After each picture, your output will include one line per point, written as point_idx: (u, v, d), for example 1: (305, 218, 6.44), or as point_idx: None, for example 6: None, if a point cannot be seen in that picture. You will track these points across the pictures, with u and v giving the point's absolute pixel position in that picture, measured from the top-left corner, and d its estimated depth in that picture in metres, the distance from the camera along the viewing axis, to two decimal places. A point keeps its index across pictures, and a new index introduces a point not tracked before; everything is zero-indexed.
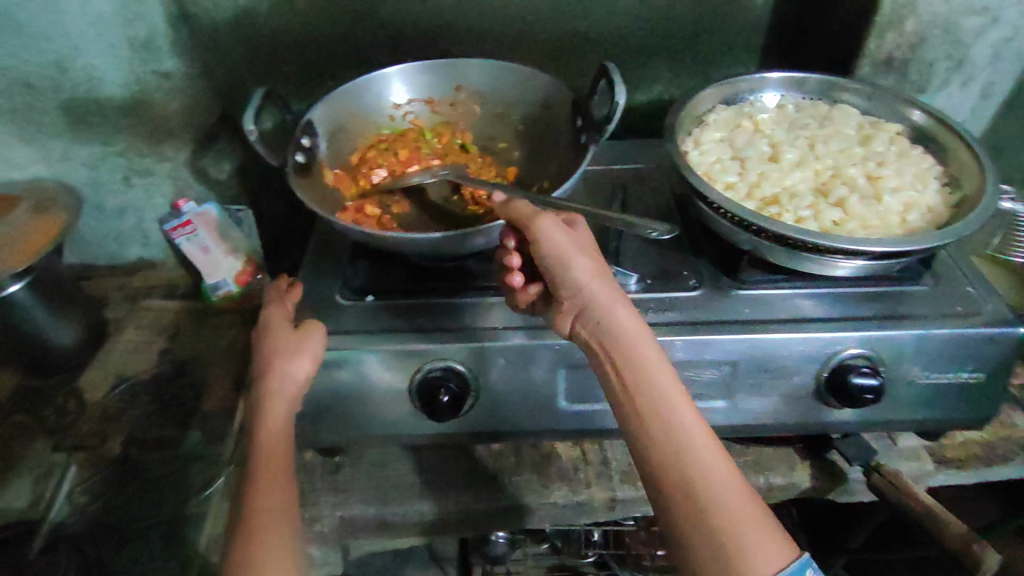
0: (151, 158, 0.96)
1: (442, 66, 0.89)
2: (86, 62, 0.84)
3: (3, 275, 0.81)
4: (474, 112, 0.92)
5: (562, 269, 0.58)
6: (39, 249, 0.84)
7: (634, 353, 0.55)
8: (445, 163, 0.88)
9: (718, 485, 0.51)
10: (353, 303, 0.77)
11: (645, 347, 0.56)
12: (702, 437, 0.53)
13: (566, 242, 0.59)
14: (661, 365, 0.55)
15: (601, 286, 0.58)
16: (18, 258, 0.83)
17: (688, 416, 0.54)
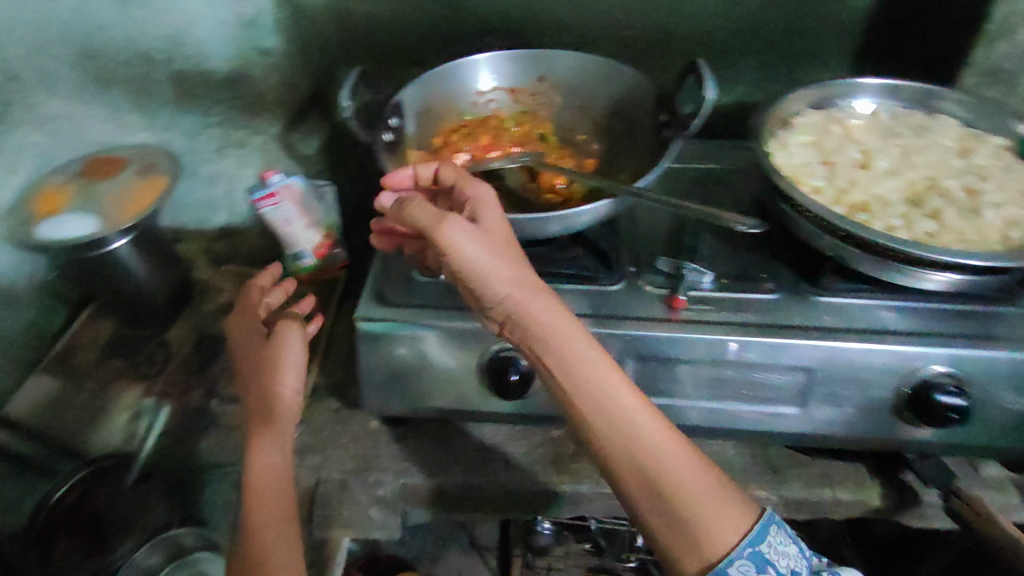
0: (246, 130, 1.00)
1: (529, 58, 0.91)
2: (198, 36, 0.90)
3: (112, 229, 0.89)
4: (555, 102, 0.93)
5: (481, 281, 0.60)
6: (146, 210, 0.91)
7: (566, 354, 0.58)
8: (525, 151, 0.90)
9: (673, 468, 0.56)
10: (429, 279, 0.80)
11: (575, 347, 0.58)
12: (647, 427, 0.57)
13: (478, 251, 0.60)
14: (597, 366, 0.58)
15: (522, 289, 0.60)
16: (126, 215, 0.91)
17: (634, 407, 0.57)
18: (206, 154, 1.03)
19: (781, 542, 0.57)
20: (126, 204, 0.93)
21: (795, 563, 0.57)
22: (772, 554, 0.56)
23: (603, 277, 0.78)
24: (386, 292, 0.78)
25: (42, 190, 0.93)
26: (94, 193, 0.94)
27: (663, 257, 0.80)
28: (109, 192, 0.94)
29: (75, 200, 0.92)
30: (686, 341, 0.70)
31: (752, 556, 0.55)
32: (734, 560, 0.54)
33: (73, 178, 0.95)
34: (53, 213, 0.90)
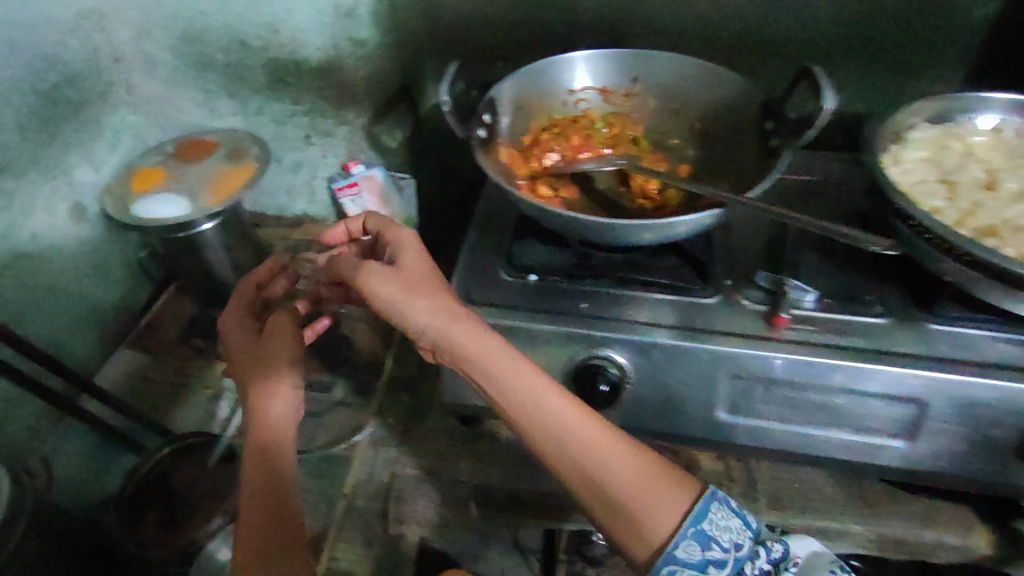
0: (333, 121, 0.99)
1: (624, 58, 0.87)
2: (295, 24, 0.88)
3: (205, 212, 0.91)
4: (648, 105, 0.89)
5: (399, 315, 0.62)
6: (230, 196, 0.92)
7: (490, 373, 0.59)
8: (615, 154, 0.87)
9: (604, 459, 0.57)
10: (515, 280, 0.78)
11: (497, 365, 0.59)
12: (578, 429, 0.57)
13: (393, 290, 0.62)
14: (516, 375, 0.59)
15: (439, 310, 0.61)
16: (218, 200, 0.92)
17: (555, 405, 0.58)
18: (292, 141, 1.03)
19: (723, 519, 0.56)
20: (212, 190, 0.94)
21: (739, 539, 0.55)
22: (715, 531, 0.55)
23: (696, 289, 0.75)
24: (473, 291, 0.77)
25: (139, 171, 0.96)
26: (185, 177, 0.96)
27: (760, 270, 0.76)
28: (199, 177, 0.96)
29: (168, 184, 0.95)
30: (789, 362, 0.67)
31: (696, 534, 0.54)
32: (680, 542, 0.54)
33: (169, 161, 0.98)
34: (146, 193, 0.92)
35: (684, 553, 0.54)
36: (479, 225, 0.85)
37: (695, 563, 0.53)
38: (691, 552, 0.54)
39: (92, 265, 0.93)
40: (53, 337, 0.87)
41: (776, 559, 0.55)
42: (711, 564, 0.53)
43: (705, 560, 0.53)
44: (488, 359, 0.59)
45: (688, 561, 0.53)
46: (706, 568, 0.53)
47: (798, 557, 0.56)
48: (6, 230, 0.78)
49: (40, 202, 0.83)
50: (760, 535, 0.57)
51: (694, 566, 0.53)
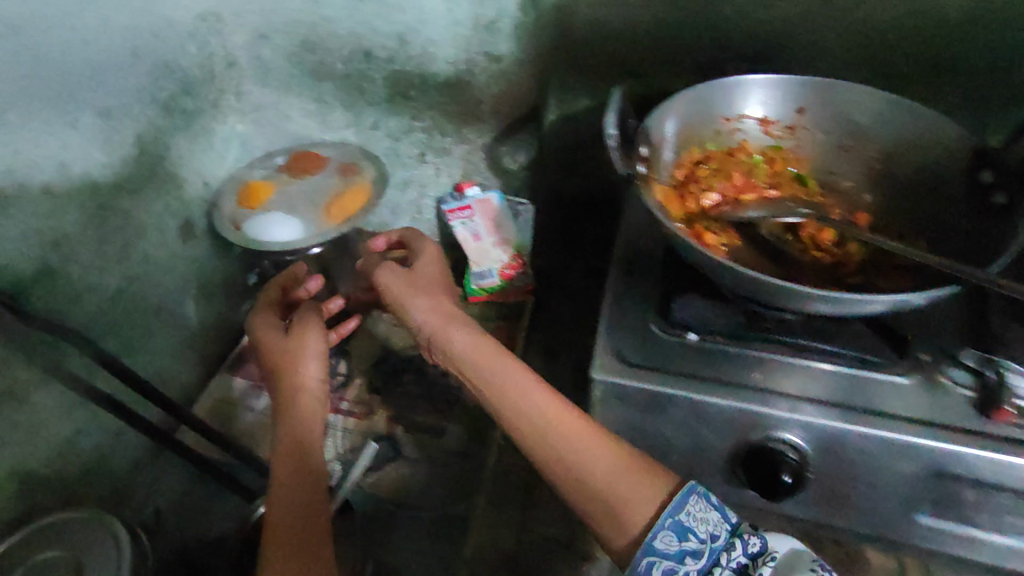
0: (452, 138, 0.92)
1: (793, 86, 0.76)
2: (428, 37, 0.81)
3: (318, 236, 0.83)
4: (816, 139, 0.79)
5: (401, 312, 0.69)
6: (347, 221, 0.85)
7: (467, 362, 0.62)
8: (780, 194, 0.77)
9: (576, 442, 0.55)
10: (673, 338, 0.69)
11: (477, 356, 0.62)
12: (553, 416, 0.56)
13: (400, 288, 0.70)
14: (493, 366, 0.61)
15: (430, 303, 0.68)
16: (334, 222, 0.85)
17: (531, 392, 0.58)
18: (405, 158, 0.96)
19: (701, 511, 0.50)
20: (326, 211, 0.87)
21: (720, 533, 0.50)
22: (692, 522, 0.50)
23: (888, 363, 0.66)
24: (628, 353, 0.69)
25: (245, 183, 0.88)
26: (296, 194, 0.89)
27: (965, 347, 0.66)
28: (310, 196, 0.89)
29: (278, 202, 0.88)
30: (1013, 467, 0.58)
31: (673, 526, 0.50)
32: (657, 533, 0.50)
33: (276, 174, 0.91)
34: (256, 212, 0.86)
35: (661, 543, 0.50)
36: (621, 269, 0.78)
37: (671, 555, 0.49)
38: (668, 543, 0.50)
39: (197, 287, 0.87)
40: (158, 364, 0.81)
41: (752, 554, 0.48)
42: (687, 556, 0.49)
43: (682, 551, 0.49)
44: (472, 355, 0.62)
45: (666, 552, 0.49)
46: (682, 560, 0.49)
47: (778, 551, 0.48)
48: (122, 252, 0.72)
49: (154, 220, 0.77)
50: (741, 527, 0.51)
51: (671, 557, 0.49)
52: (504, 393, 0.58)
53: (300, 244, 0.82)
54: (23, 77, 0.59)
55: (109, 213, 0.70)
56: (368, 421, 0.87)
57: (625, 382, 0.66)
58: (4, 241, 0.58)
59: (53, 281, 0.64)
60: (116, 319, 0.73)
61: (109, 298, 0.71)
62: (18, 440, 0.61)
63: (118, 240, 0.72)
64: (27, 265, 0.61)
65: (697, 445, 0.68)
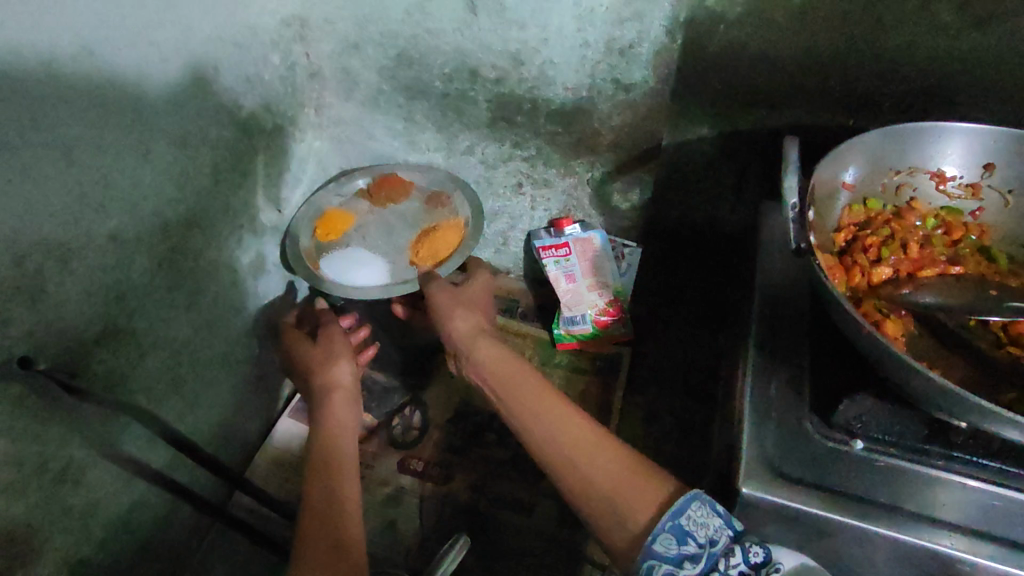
0: (556, 170, 0.82)
1: (984, 140, 0.64)
2: (547, 58, 0.70)
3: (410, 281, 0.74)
4: (1008, 205, 0.66)
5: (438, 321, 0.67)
6: (443, 263, 0.74)
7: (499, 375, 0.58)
8: (964, 272, 0.64)
9: (580, 440, 0.49)
10: (835, 447, 0.57)
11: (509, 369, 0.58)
12: (567, 422, 0.51)
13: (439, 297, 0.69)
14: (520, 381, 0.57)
15: (469, 317, 0.66)
16: (427, 263, 0.75)
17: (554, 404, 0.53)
18: (498, 188, 0.85)
19: (703, 513, 0.43)
20: (415, 245, 0.76)
21: (718, 535, 0.42)
22: (693, 526, 0.43)
23: None
24: (780, 461, 0.57)
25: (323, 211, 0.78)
26: (381, 225, 0.79)
27: None
28: (397, 228, 0.79)
29: (362, 235, 0.78)
30: None
31: (673, 527, 0.43)
32: (657, 534, 0.43)
33: (357, 200, 0.81)
34: (334, 247, 0.76)
35: (660, 547, 0.42)
36: (763, 345, 0.66)
37: (670, 558, 0.41)
38: (667, 546, 0.42)
39: (266, 328, 0.78)
40: (221, 415, 0.73)
41: (756, 565, 0.40)
42: (686, 560, 0.41)
43: (680, 554, 0.41)
44: (502, 363, 0.59)
45: (665, 557, 0.42)
46: (680, 564, 0.41)
47: (785, 564, 0.40)
48: (189, 299, 0.63)
49: (226, 256, 0.68)
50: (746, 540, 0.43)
51: (670, 562, 0.41)
52: (527, 407, 0.54)
53: (391, 290, 0.73)
54: (93, 104, 0.49)
55: (179, 255, 0.61)
56: (446, 485, 0.78)
57: (779, 502, 0.55)
58: (66, 303, 0.49)
59: (117, 340, 0.55)
60: (182, 373, 0.64)
61: (174, 351, 0.62)
62: (71, 530, 0.53)
63: (189, 283, 0.63)
64: (89, 327, 0.52)
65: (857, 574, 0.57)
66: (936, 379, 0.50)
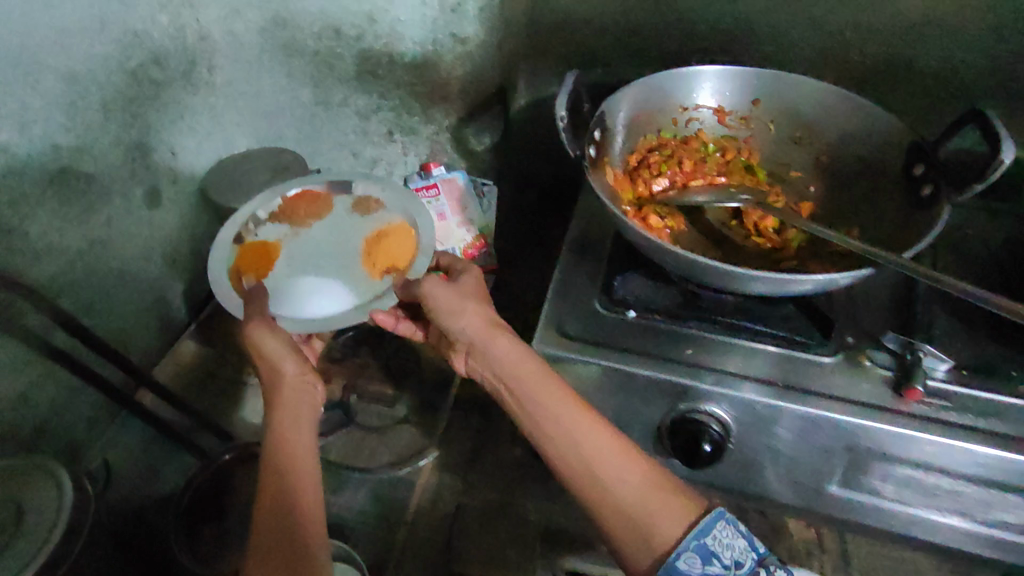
0: (419, 118, 0.96)
1: (741, 79, 0.80)
2: (395, 16, 0.84)
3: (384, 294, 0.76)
4: (769, 131, 0.82)
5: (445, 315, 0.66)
6: (409, 264, 0.79)
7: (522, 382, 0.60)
8: (732, 183, 0.79)
9: (619, 464, 0.55)
10: (613, 314, 0.72)
11: (528, 376, 0.60)
12: (597, 439, 0.56)
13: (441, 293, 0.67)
14: (542, 387, 0.59)
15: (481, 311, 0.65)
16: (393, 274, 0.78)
17: (580, 417, 0.57)
18: (373, 136, 0.98)
19: (728, 537, 0.51)
20: (370, 260, 0.80)
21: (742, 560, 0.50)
22: (716, 547, 0.51)
23: (816, 344, 0.68)
24: (568, 326, 0.71)
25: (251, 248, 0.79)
26: (319, 244, 0.82)
27: (888, 331, 0.69)
28: (337, 245, 0.82)
29: (298, 260, 0.79)
30: (928, 443, 0.61)
31: (699, 548, 0.51)
32: (681, 555, 0.51)
33: (281, 226, 0.82)
34: (285, 283, 0.76)
35: (684, 565, 0.50)
36: (571, 248, 0.80)
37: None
38: (691, 565, 0.50)
39: (161, 254, 0.90)
40: (117, 325, 0.84)
41: None
42: None
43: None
44: (520, 363, 0.61)
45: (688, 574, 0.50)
46: None
47: None
48: (81, 215, 0.75)
49: (118, 186, 0.80)
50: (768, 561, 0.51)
51: None
52: (558, 424, 0.57)
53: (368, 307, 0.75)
54: None
55: (69, 175, 0.72)
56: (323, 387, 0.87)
57: (559, 352, 0.69)
58: None
59: (9, 240, 0.67)
60: (76, 278, 0.76)
61: (68, 260, 0.75)
62: None
63: (80, 204, 0.75)
64: None
65: (628, 414, 0.71)
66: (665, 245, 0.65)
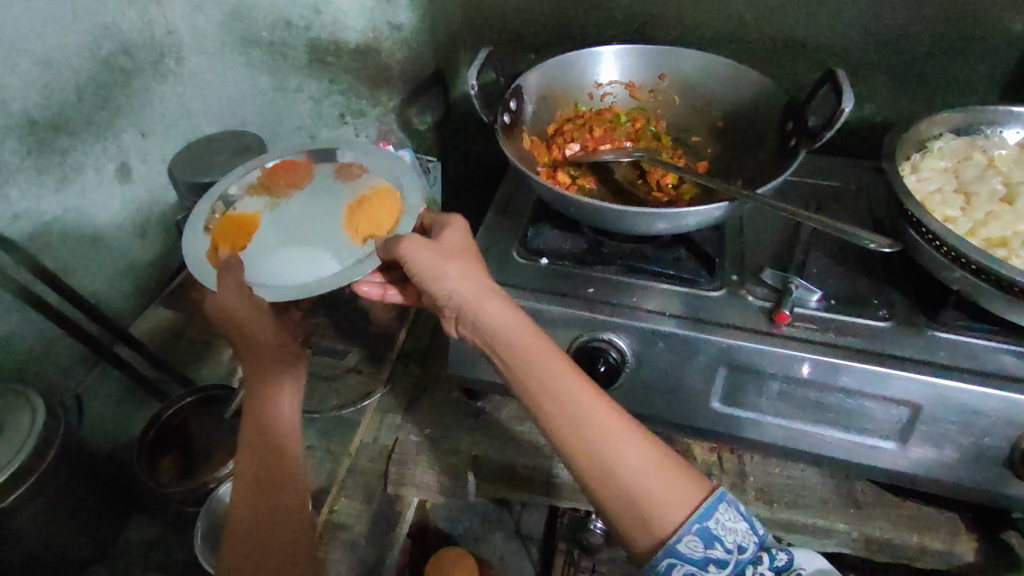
0: (366, 101, 1.06)
1: (645, 55, 0.89)
2: (338, 7, 0.95)
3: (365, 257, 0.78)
4: (674, 101, 0.91)
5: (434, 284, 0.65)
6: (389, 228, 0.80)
7: (516, 355, 0.61)
8: (637, 147, 0.89)
9: (627, 447, 0.57)
10: (526, 261, 0.81)
11: (525, 351, 0.61)
12: (597, 418, 0.58)
13: (430, 262, 0.66)
14: (538, 360, 0.60)
15: (473, 281, 0.65)
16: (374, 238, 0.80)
17: (578, 392, 0.59)
18: (326, 120, 1.08)
19: (729, 519, 0.56)
20: (353, 226, 0.82)
21: (740, 541, 0.55)
22: (720, 530, 0.55)
23: (703, 282, 0.78)
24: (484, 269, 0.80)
25: (235, 221, 0.82)
26: (303, 214, 0.85)
27: (767, 269, 0.79)
28: (320, 213, 0.85)
29: (280, 230, 0.83)
30: (791, 357, 0.70)
31: (700, 531, 0.54)
32: (684, 538, 0.54)
33: (265, 199, 0.87)
34: (268, 253, 0.80)
35: (687, 549, 0.54)
36: (496, 208, 0.89)
37: (696, 560, 0.54)
38: (693, 548, 0.54)
39: (132, 227, 1.01)
40: (91, 285, 0.97)
41: (778, 567, 0.55)
42: (711, 562, 0.54)
43: (707, 557, 0.54)
44: (515, 336, 0.61)
45: (690, 557, 0.54)
46: (705, 566, 0.54)
47: (803, 569, 0.56)
48: (57, 185, 0.88)
49: (91, 161, 0.91)
50: (766, 542, 0.57)
51: (695, 562, 0.54)
52: (557, 400, 0.58)
53: (348, 271, 0.77)
54: None
55: (45, 149, 0.84)
56: None
57: None
58: None
59: None
60: (52, 242, 0.90)
61: (44, 222, 0.87)
62: None
63: (56, 174, 0.87)
64: None
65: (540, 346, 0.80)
66: (562, 194, 0.73)
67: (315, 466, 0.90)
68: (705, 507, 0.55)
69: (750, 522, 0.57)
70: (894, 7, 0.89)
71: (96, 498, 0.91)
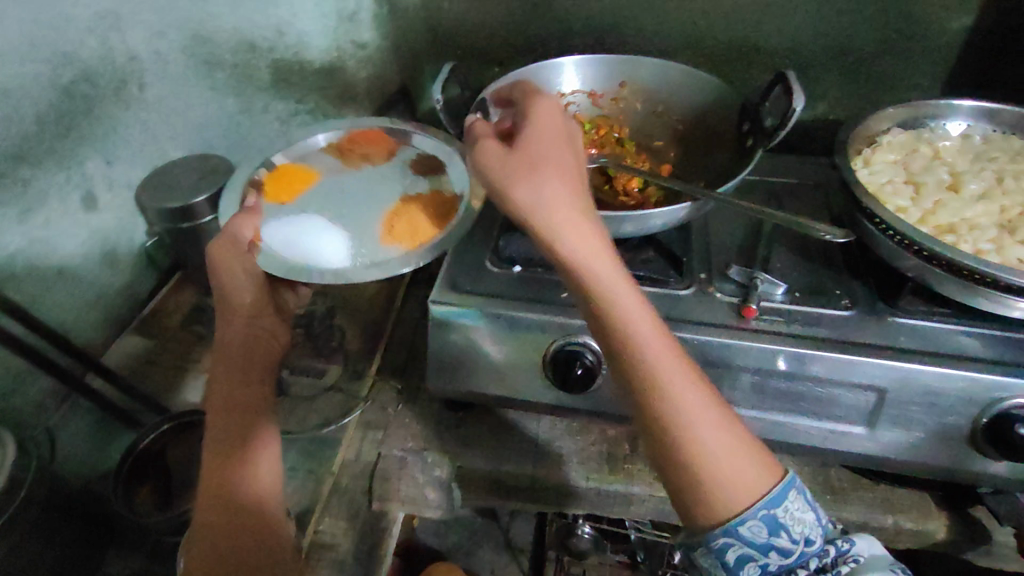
0: None
1: (605, 64, 0.92)
2: (299, 30, 1.04)
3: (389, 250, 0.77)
4: (635, 107, 0.94)
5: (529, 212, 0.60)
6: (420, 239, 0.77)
7: (610, 306, 0.58)
8: (603, 152, 0.88)
9: (708, 425, 0.57)
10: (500, 270, 0.82)
11: (619, 303, 0.58)
12: (687, 391, 0.57)
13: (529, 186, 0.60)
14: (632, 313, 0.58)
15: (571, 213, 0.60)
16: (408, 231, 0.78)
17: (671, 358, 0.58)
18: None
19: (798, 509, 0.57)
20: (389, 224, 0.80)
21: (807, 531, 0.57)
22: (788, 520, 0.56)
23: (674, 281, 0.80)
24: (458, 280, 0.81)
25: (292, 174, 0.86)
26: (354, 190, 0.85)
27: (735, 266, 0.82)
28: (370, 199, 0.84)
29: (329, 197, 0.84)
30: (761, 349, 0.72)
31: (765, 518, 0.55)
32: (748, 522, 0.55)
33: (337, 165, 0.89)
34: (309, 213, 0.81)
35: (749, 533, 0.55)
36: None
37: (757, 545, 0.56)
38: (756, 532, 0.55)
39: (99, 256, 1.00)
40: (60, 317, 0.95)
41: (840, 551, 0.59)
42: (773, 548, 0.56)
43: (770, 543, 0.56)
44: (612, 284, 0.59)
45: (751, 540, 0.56)
46: (767, 552, 0.56)
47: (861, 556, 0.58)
48: (20, 216, 0.86)
49: (56, 192, 0.90)
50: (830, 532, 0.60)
51: (754, 546, 0.56)
52: (650, 361, 0.57)
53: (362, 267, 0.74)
54: None
55: (7, 180, 0.83)
56: None
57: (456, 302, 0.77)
58: None
59: None
60: (17, 271, 0.88)
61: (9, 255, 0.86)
62: None
63: (19, 205, 0.85)
64: None
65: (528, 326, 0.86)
66: None
67: (297, 487, 0.89)
68: (775, 492, 0.56)
69: (818, 514, 0.58)
70: (837, 10, 0.93)
71: (72, 532, 0.88)
